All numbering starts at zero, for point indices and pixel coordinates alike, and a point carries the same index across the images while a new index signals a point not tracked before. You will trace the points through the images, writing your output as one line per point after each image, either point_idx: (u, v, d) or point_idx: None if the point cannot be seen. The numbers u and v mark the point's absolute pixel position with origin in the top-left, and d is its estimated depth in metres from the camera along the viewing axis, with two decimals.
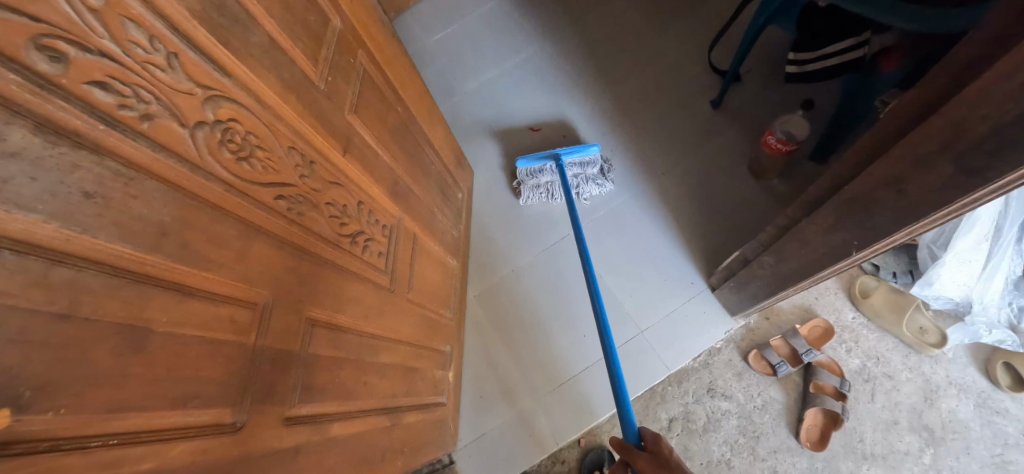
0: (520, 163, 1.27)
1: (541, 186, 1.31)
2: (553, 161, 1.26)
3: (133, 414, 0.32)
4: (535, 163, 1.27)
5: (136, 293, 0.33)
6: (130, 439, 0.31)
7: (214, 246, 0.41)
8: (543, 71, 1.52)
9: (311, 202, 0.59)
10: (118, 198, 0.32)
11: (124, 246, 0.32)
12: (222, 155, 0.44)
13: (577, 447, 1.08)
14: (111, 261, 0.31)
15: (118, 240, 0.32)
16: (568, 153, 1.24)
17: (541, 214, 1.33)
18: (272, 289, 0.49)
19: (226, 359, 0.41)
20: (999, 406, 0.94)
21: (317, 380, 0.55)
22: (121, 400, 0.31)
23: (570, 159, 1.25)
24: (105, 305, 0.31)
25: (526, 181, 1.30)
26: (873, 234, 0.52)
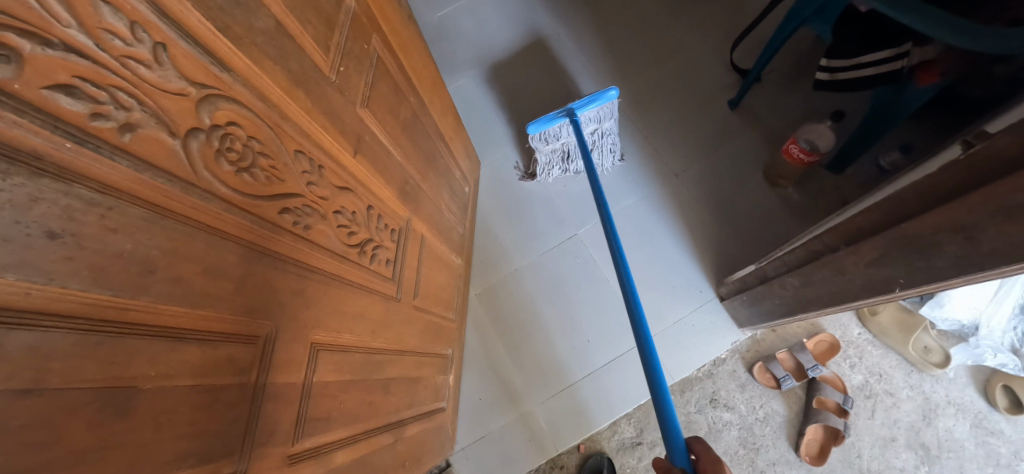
0: (530, 128, 1.11)
1: (558, 151, 1.22)
2: (567, 119, 1.09)
3: None
4: (547, 124, 1.10)
5: (118, 348, 0.27)
6: None
7: (210, 278, 0.35)
8: (557, 58, 1.43)
9: (319, 213, 0.53)
10: (93, 234, 0.26)
11: (101, 294, 0.26)
12: (219, 168, 0.38)
13: (577, 453, 1.06)
14: (86, 315, 0.26)
15: (93, 287, 0.26)
16: (582, 107, 1.07)
17: (550, 198, 1.28)
18: (274, 318, 0.43)
19: (225, 405, 0.36)
20: (993, 427, 0.96)
21: (322, 409, 0.51)
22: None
23: (586, 112, 1.09)
24: (79, 369, 0.25)
25: (541, 147, 1.19)
26: (925, 275, 0.50)
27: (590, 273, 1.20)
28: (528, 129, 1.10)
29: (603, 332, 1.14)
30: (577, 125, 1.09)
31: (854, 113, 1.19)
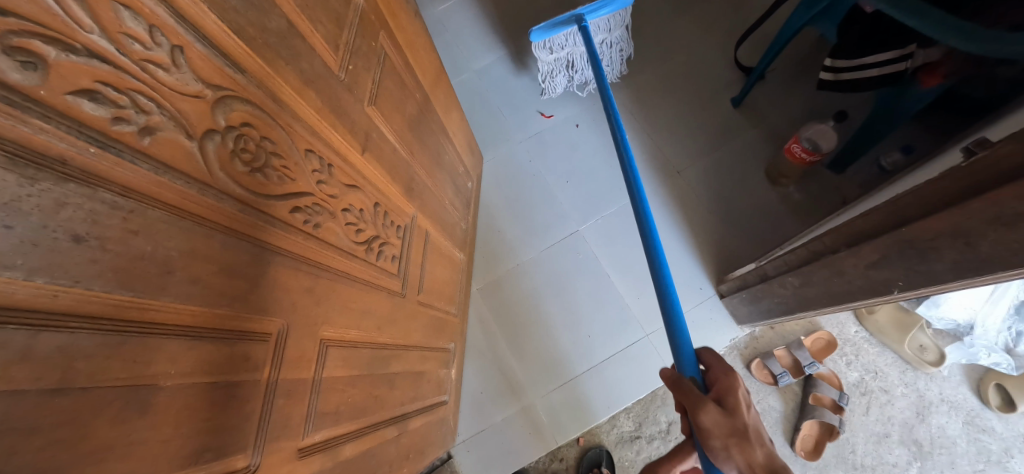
0: (533, 38, 1.12)
1: (563, 60, 1.25)
2: (575, 25, 1.09)
3: None
4: (555, 30, 1.11)
5: (140, 348, 0.28)
6: None
7: (225, 277, 0.36)
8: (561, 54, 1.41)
9: (328, 211, 0.53)
10: (116, 237, 0.27)
11: (124, 295, 0.27)
12: (233, 168, 0.38)
13: (576, 446, 1.08)
14: (109, 316, 0.26)
15: (116, 288, 0.27)
16: (592, 13, 1.08)
17: (559, 138, 1.33)
18: (287, 315, 0.44)
19: (239, 401, 0.37)
20: (985, 424, 0.98)
21: (331, 403, 0.51)
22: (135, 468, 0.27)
23: (596, 17, 1.09)
24: (104, 368, 0.26)
25: (546, 54, 1.21)
26: (922, 278, 0.51)
27: (592, 268, 1.20)
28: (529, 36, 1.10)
29: (604, 327, 1.15)
30: (586, 31, 1.10)
31: (857, 113, 1.19)
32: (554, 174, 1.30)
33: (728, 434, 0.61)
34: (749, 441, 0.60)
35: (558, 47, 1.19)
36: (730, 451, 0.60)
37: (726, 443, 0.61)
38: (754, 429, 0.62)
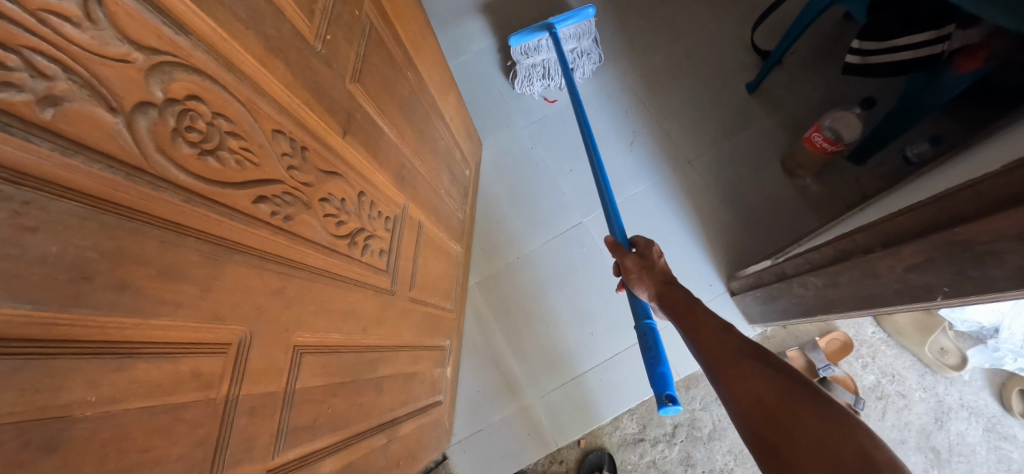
0: (512, 41, 1.09)
1: (538, 66, 1.17)
2: (546, 34, 1.09)
3: None
4: (528, 38, 1.09)
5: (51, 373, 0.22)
6: None
7: (168, 282, 0.30)
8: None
9: (301, 201, 0.45)
10: (9, 233, 0.20)
11: (21, 308, 0.21)
12: (177, 150, 0.31)
13: (578, 447, 0.96)
14: (7, 334, 0.20)
15: (14, 300, 0.21)
16: (562, 22, 1.07)
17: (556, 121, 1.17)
18: (249, 322, 0.38)
19: (189, 425, 0.32)
20: (1007, 432, 0.90)
21: (305, 417, 0.45)
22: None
23: (565, 27, 1.09)
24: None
25: (523, 62, 1.15)
26: (972, 284, 0.44)
27: (595, 262, 1.05)
28: (510, 38, 1.08)
29: (610, 323, 1.01)
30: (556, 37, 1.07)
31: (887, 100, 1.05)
32: (557, 162, 1.13)
33: (639, 268, 0.71)
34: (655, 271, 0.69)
35: (534, 54, 1.14)
36: (640, 277, 0.70)
37: (640, 275, 0.70)
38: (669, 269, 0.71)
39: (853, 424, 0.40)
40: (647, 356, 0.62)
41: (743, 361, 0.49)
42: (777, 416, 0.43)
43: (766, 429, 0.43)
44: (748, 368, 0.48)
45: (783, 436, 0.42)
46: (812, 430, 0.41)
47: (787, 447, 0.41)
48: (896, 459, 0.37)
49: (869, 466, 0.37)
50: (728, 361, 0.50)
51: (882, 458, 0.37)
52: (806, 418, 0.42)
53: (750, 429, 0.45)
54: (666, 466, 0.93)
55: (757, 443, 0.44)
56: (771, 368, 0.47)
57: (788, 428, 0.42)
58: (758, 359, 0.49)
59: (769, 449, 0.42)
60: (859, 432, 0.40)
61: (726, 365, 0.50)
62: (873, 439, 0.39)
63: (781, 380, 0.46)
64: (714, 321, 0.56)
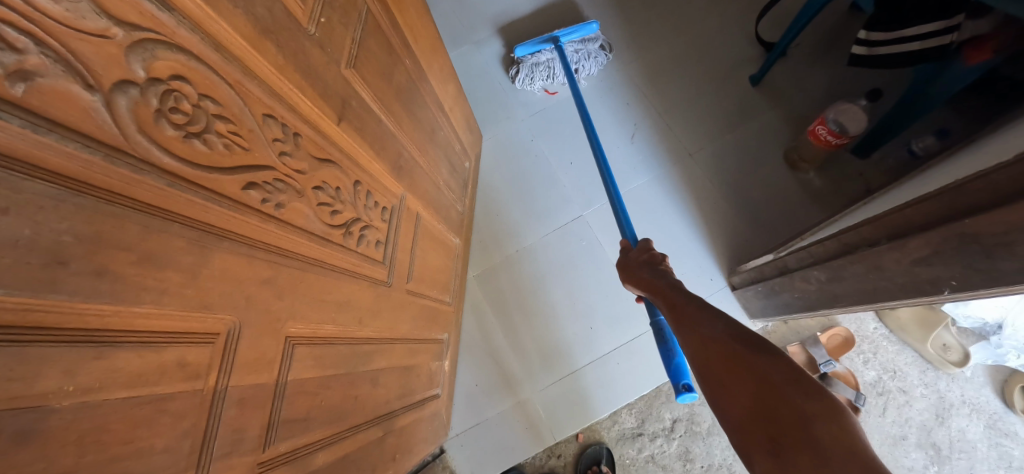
0: (519, 51, 1.12)
1: (541, 65, 1.13)
2: (550, 47, 1.11)
3: None
4: (533, 49, 1.11)
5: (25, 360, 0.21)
6: None
7: (151, 269, 0.29)
8: (565, 14, 1.21)
9: (295, 189, 0.44)
10: None
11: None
12: (160, 131, 0.30)
13: (575, 442, 0.95)
14: None
15: None
16: (567, 35, 1.09)
17: (553, 112, 1.15)
18: (239, 312, 0.36)
19: (175, 417, 0.31)
20: (1008, 429, 0.89)
21: (298, 409, 0.44)
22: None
23: (570, 42, 1.11)
24: None
25: (527, 61, 1.13)
26: (985, 278, 0.43)
27: (595, 256, 1.03)
28: (516, 48, 1.10)
29: (608, 317, 1.00)
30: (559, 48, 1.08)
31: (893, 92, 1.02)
32: (557, 155, 1.11)
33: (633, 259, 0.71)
34: (648, 264, 0.67)
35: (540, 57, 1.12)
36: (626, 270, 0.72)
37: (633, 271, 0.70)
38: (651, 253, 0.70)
39: (796, 384, 0.40)
40: (662, 347, 0.62)
41: (701, 330, 0.49)
42: (728, 383, 0.44)
43: (721, 396, 0.44)
44: (706, 337, 0.48)
45: (734, 400, 0.43)
46: (756, 393, 0.41)
47: (737, 412, 0.42)
48: (832, 412, 0.37)
49: (804, 421, 0.38)
50: (692, 333, 0.50)
51: (816, 414, 0.38)
52: (749, 382, 0.42)
53: (711, 396, 0.46)
54: (665, 460, 0.93)
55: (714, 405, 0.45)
56: (726, 332, 0.47)
57: (738, 392, 0.43)
58: (719, 327, 0.48)
59: (726, 414, 0.43)
60: (798, 390, 0.40)
61: (688, 334, 0.51)
62: (810, 396, 0.39)
63: (732, 343, 0.46)
64: (690, 298, 0.54)
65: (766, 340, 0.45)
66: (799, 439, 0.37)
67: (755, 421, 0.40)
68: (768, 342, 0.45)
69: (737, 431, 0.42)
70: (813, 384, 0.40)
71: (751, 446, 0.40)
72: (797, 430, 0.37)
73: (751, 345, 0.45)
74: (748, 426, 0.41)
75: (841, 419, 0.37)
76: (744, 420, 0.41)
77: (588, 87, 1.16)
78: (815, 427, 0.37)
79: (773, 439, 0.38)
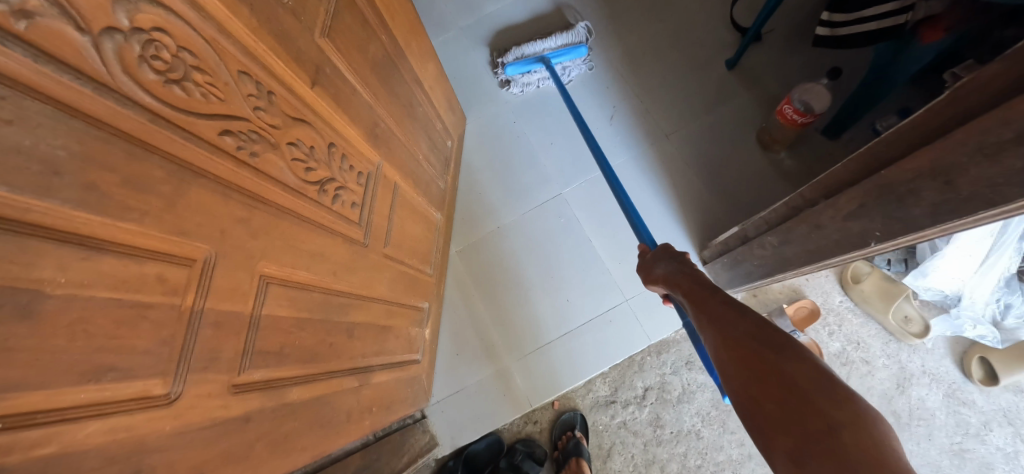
0: (511, 71, 1.13)
1: (533, 83, 1.17)
2: (541, 66, 1.13)
3: (24, 392, 0.25)
4: (524, 68, 1.13)
5: (29, 249, 0.25)
6: (23, 423, 0.25)
7: (133, 191, 0.33)
8: (552, 12, 1.24)
9: (268, 141, 0.48)
10: None
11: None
12: (143, 75, 0.34)
13: (551, 409, 1.00)
14: None
15: None
16: (558, 56, 1.12)
17: (540, 110, 1.18)
18: (214, 243, 0.41)
19: (154, 325, 0.35)
20: (966, 397, 0.93)
21: (272, 343, 0.49)
22: (17, 377, 0.25)
23: (559, 62, 1.14)
24: None
25: (518, 79, 1.16)
26: (899, 226, 0.46)
27: (574, 233, 1.07)
28: (506, 68, 1.12)
29: (585, 289, 1.04)
30: (551, 69, 1.11)
31: (852, 72, 1.07)
32: (538, 137, 1.16)
33: (656, 259, 0.73)
34: (666, 261, 0.69)
35: (531, 76, 1.15)
36: (650, 275, 0.73)
37: (653, 270, 0.73)
38: (670, 255, 0.71)
39: (821, 390, 0.39)
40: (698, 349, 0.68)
41: (726, 330, 0.50)
42: (751, 383, 0.44)
43: (745, 399, 0.44)
44: (730, 336, 0.49)
45: (758, 404, 0.42)
46: (781, 395, 0.41)
47: (762, 413, 0.42)
48: (863, 420, 0.36)
49: (830, 428, 0.36)
50: (716, 332, 0.51)
51: (843, 421, 0.36)
52: (775, 387, 0.42)
53: (735, 395, 0.46)
54: (636, 426, 0.97)
55: (740, 404, 0.45)
56: (750, 333, 0.48)
57: (762, 397, 0.43)
58: (742, 326, 0.49)
59: (751, 417, 0.43)
60: (825, 397, 0.38)
61: (713, 332, 0.51)
62: (838, 402, 0.38)
63: (754, 344, 0.46)
64: (719, 296, 0.55)
65: (794, 344, 0.44)
66: (823, 445, 0.36)
67: (779, 424, 0.40)
68: (794, 345, 0.44)
69: (762, 432, 0.41)
70: (843, 391, 0.39)
71: (775, 449, 0.39)
72: (822, 436, 0.36)
73: (776, 348, 0.44)
74: (772, 429, 0.40)
75: (870, 426, 0.35)
76: (768, 423, 0.41)
77: (576, 87, 1.18)
78: (842, 435, 0.36)
79: (798, 444, 0.37)
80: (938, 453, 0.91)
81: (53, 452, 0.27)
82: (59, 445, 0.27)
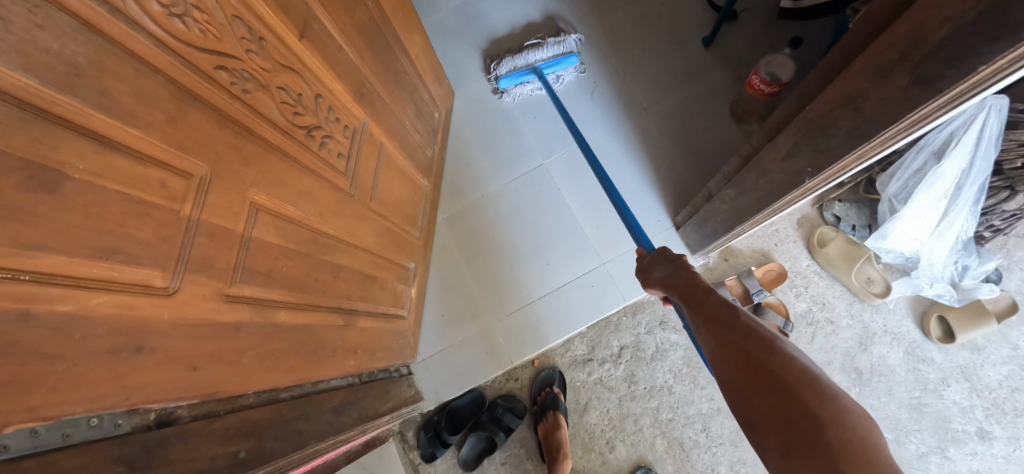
0: (505, 83, 1.18)
1: (527, 93, 1.21)
2: (534, 77, 1.17)
3: (46, 255, 0.28)
4: (517, 80, 1.17)
5: (55, 138, 0.29)
6: (45, 281, 0.29)
7: (141, 103, 0.37)
8: (545, 23, 1.27)
9: (260, 82, 0.54)
10: (24, 27, 0.27)
11: (31, 80, 0.27)
12: (149, 6, 0.38)
13: (531, 367, 1.06)
14: (16, 93, 0.26)
15: (21, 70, 0.26)
16: (549, 67, 1.16)
17: (534, 112, 1.20)
18: (210, 163, 0.46)
19: (156, 223, 0.39)
20: (925, 355, 0.98)
21: (260, 264, 0.54)
22: (41, 240, 0.28)
23: (552, 73, 1.18)
24: (12, 139, 0.25)
25: (512, 90, 1.20)
26: (826, 158, 0.52)
27: (555, 201, 1.13)
28: (500, 80, 1.16)
29: (565, 254, 1.09)
30: (543, 79, 1.15)
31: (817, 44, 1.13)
32: (521, 111, 1.21)
33: (653, 262, 0.71)
34: (663, 264, 0.68)
35: (525, 87, 1.20)
36: (647, 279, 0.71)
37: (650, 273, 0.71)
38: (668, 257, 0.69)
39: (809, 390, 0.42)
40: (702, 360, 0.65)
41: (720, 333, 0.52)
42: (744, 385, 0.46)
43: (741, 399, 0.46)
44: (724, 339, 0.51)
45: (750, 403, 0.45)
46: (772, 397, 0.43)
47: (756, 413, 0.44)
48: (844, 419, 0.39)
49: (818, 426, 0.39)
50: (710, 334, 0.53)
51: (828, 418, 0.39)
52: (768, 390, 0.44)
53: (731, 398, 0.48)
54: (612, 383, 1.02)
55: (736, 404, 0.47)
56: (742, 335, 0.50)
57: (754, 398, 0.45)
58: (735, 330, 0.51)
59: (746, 417, 0.46)
60: (813, 397, 0.41)
61: (708, 336, 0.53)
62: (822, 401, 0.41)
63: (746, 346, 0.48)
64: (712, 297, 0.56)
65: (783, 348, 0.47)
66: (811, 442, 0.39)
67: (770, 424, 0.42)
68: (780, 347, 0.47)
69: (755, 430, 0.44)
70: (828, 389, 0.42)
71: (767, 447, 0.43)
72: (809, 434, 0.39)
73: (767, 350, 0.47)
74: (765, 428, 0.43)
75: (852, 424, 0.39)
76: (761, 422, 0.44)
77: (567, 92, 1.20)
78: (828, 432, 0.39)
79: (787, 442, 0.41)
80: (898, 407, 0.96)
81: (69, 310, 0.31)
82: (72, 304, 0.31)
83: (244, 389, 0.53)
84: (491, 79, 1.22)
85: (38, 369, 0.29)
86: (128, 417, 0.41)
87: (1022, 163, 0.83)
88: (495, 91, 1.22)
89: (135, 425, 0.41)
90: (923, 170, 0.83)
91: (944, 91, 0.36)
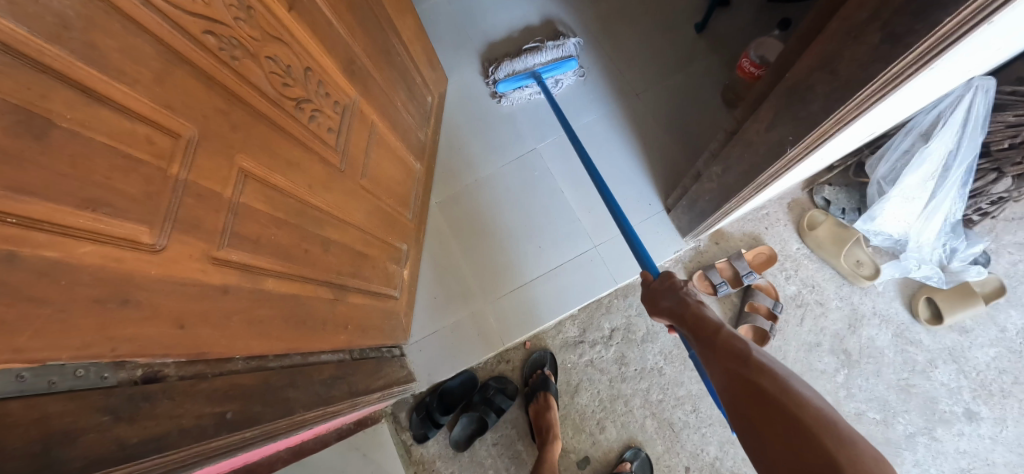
0: (504, 87, 1.16)
1: (526, 97, 1.19)
2: (533, 82, 1.16)
3: (36, 201, 0.28)
4: (517, 84, 1.16)
5: (42, 85, 0.29)
6: (31, 226, 0.28)
7: (127, 59, 0.37)
8: (545, 27, 1.26)
9: (248, 50, 0.54)
10: None
11: (21, 28, 0.27)
12: None
13: (522, 349, 1.07)
14: (7, 39, 0.26)
15: (13, 18, 0.26)
16: (548, 71, 1.14)
17: (533, 116, 1.19)
18: (197, 124, 0.46)
19: (143, 179, 0.39)
20: (913, 337, 0.99)
21: (248, 229, 0.55)
22: (31, 185, 0.28)
23: (552, 77, 1.16)
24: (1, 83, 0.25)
25: (511, 95, 1.18)
26: (804, 125, 0.53)
27: (547, 184, 1.14)
28: (499, 84, 1.15)
29: (557, 237, 1.10)
30: (542, 84, 1.14)
31: None
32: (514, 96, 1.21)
33: (660, 290, 0.74)
34: (671, 292, 0.71)
35: (523, 92, 1.18)
36: (655, 306, 0.74)
37: (658, 301, 0.74)
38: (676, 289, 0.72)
39: (827, 433, 0.42)
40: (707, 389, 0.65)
41: (736, 373, 0.53)
42: (763, 428, 0.47)
43: (756, 437, 0.48)
44: (739, 378, 0.52)
45: (768, 446, 0.46)
46: (790, 440, 0.44)
47: (773, 456, 0.45)
48: (862, 464, 0.38)
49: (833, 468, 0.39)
50: (726, 372, 0.55)
51: (845, 462, 0.39)
52: (785, 432, 0.44)
53: (749, 441, 0.49)
54: (603, 364, 1.03)
55: (755, 446, 0.48)
56: (757, 374, 0.51)
57: (771, 440, 0.46)
58: (750, 370, 0.52)
59: (764, 461, 0.46)
60: (830, 440, 0.41)
61: (726, 376, 0.55)
62: (840, 444, 0.41)
63: (761, 386, 0.49)
64: (728, 335, 0.58)
65: (796, 385, 0.48)
66: None
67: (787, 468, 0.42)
68: (796, 390, 0.47)
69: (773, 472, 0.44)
70: (847, 434, 0.41)
71: None
72: None
73: (781, 391, 0.47)
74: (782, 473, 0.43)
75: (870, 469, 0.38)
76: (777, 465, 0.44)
77: (565, 97, 1.19)
78: None
79: None
80: (886, 388, 0.97)
81: (55, 257, 0.31)
82: (58, 252, 0.31)
83: (232, 352, 0.53)
84: (489, 82, 1.20)
85: (25, 311, 0.29)
86: (114, 371, 0.40)
87: (1009, 143, 0.84)
88: (494, 95, 1.21)
89: (121, 379, 0.41)
90: (911, 151, 0.84)
91: (912, 47, 0.36)
